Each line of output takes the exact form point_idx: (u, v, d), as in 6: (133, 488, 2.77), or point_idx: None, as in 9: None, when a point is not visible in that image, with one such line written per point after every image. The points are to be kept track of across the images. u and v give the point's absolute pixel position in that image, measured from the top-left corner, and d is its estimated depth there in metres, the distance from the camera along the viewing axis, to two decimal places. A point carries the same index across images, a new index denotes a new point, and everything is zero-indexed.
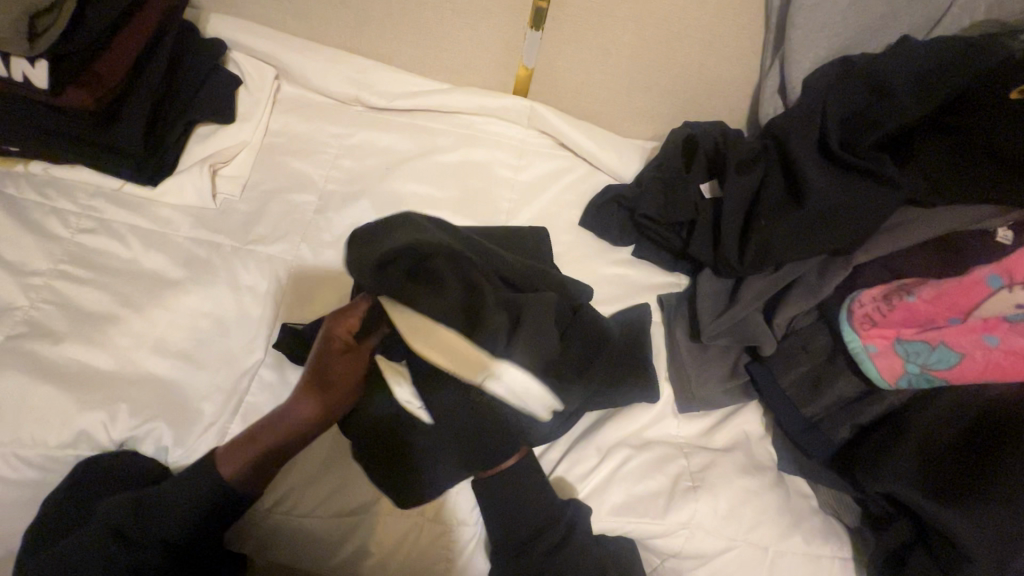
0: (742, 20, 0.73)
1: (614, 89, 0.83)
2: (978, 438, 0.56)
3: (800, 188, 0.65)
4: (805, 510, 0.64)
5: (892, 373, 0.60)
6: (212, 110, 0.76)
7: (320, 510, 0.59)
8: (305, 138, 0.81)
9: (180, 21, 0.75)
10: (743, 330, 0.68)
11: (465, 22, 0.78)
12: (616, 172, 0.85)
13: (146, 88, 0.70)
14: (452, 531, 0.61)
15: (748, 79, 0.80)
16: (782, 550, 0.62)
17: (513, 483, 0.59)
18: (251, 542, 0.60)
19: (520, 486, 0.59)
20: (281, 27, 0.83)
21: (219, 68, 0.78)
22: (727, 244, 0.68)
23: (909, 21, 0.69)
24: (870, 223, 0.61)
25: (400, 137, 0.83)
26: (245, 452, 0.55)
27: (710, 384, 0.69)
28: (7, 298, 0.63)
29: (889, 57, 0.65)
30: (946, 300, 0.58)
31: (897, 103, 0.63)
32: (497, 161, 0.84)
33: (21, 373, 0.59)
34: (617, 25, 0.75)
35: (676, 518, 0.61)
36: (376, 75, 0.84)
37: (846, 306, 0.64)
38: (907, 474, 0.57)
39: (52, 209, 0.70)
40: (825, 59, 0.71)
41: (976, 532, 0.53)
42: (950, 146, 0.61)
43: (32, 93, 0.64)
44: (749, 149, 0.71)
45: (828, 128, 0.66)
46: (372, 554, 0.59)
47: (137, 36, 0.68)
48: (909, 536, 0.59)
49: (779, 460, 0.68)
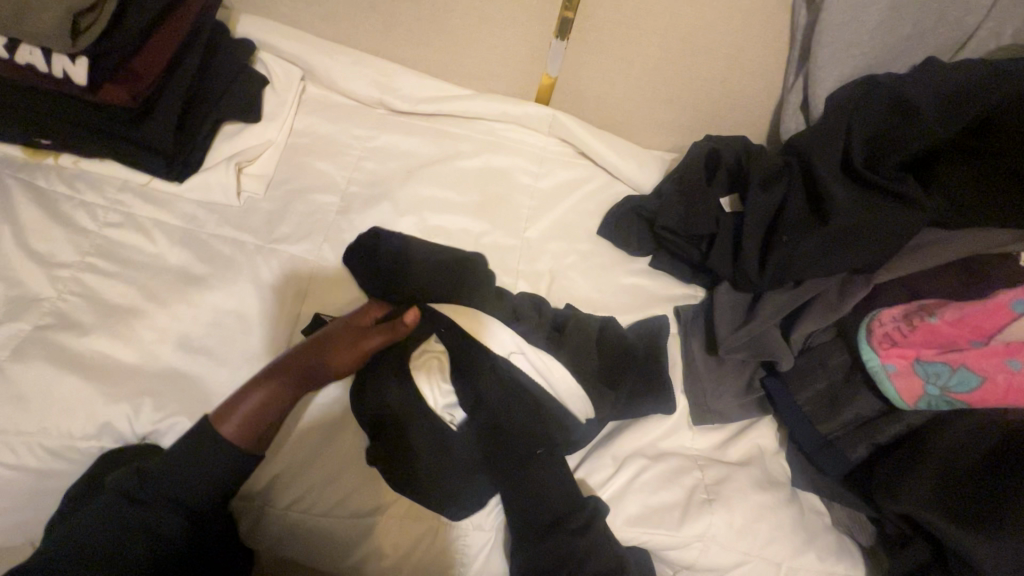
0: (767, 38, 0.74)
1: (636, 100, 0.84)
2: (997, 463, 0.56)
3: (822, 206, 0.66)
4: (819, 527, 0.64)
5: (911, 395, 0.60)
6: (239, 109, 0.77)
7: (336, 511, 0.59)
8: (329, 140, 0.82)
9: (212, 21, 0.76)
10: (762, 345, 0.68)
11: (492, 29, 0.79)
12: (636, 183, 0.85)
13: (179, 85, 0.71)
14: (466, 536, 0.60)
15: (770, 95, 0.81)
16: (796, 566, 0.62)
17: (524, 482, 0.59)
18: (268, 538, 0.61)
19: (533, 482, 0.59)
20: (308, 28, 0.85)
21: (248, 68, 0.80)
22: (746, 258, 0.68)
23: (935, 42, 0.69)
24: (891, 244, 0.62)
25: (422, 141, 0.84)
26: (244, 404, 0.56)
27: (726, 397, 0.69)
28: (35, 288, 0.64)
29: (913, 78, 0.66)
30: (969, 323, 0.58)
31: (919, 126, 0.64)
32: (517, 168, 0.84)
33: (47, 363, 0.60)
34: (642, 38, 0.76)
35: (692, 530, 0.61)
36: (400, 79, 0.85)
37: (866, 325, 0.64)
38: (924, 495, 0.57)
39: (81, 202, 0.71)
40: (849, 77, 0.71)
41: (993, 557, 0.52)
42: (977, 172, 0.61)
43: (71, 88, 0.65)
44: (770, 166, 0.72)
45: (852, 148, 0.66)
46: (385, 557, 0.59)
47: (172, 35, 0.70)
48: (923, 557, 0.58)
49: (794, 476, 0.68)
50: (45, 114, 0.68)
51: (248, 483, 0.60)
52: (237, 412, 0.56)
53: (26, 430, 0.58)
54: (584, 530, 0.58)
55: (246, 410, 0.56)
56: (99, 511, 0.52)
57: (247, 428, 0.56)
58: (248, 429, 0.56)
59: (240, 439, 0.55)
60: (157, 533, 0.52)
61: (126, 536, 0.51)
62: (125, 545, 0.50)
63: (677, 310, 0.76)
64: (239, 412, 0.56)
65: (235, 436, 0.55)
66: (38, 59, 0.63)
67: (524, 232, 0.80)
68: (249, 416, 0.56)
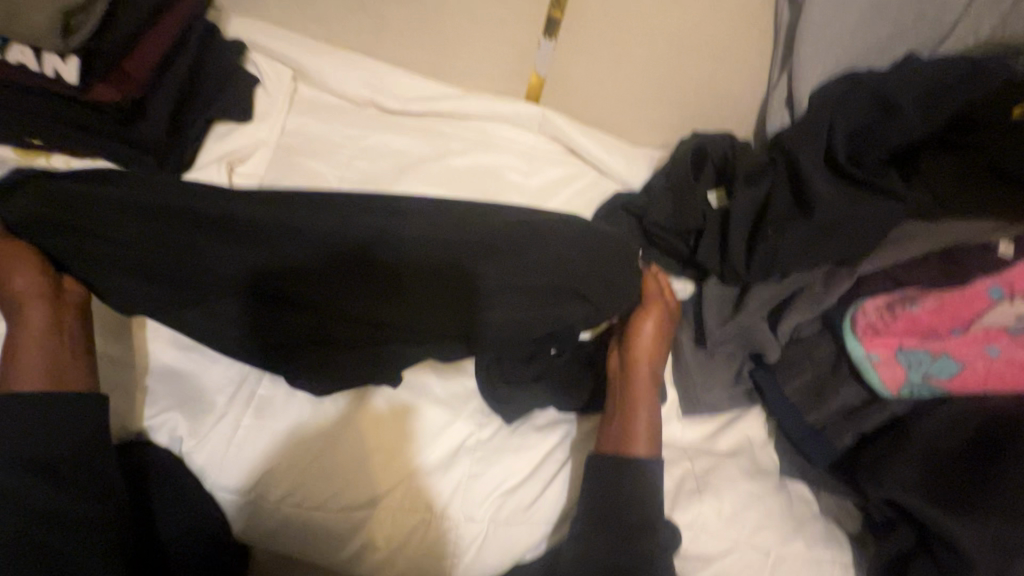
0: (751, 37, 0.75)
1: (624, 99, 0.85)
2: (980, 447, 0.57)
3: (806, 199, 0.67)
4: (807, 516, 0.65)
5: (895, 382, 0.61)
6: (230, 109, 0.78)
7: (328, 504, 0.60)
8: (320, 140, 0.82)
9: (203, 21, 0.77)
10: (749, 338, 0.68)
11: (480, 28, 0.80)
12: (625, 180, 0.86)
13: (170, 85, 0.72)
14: (458, 527, 0.60)
15: (755, 94, 0.82)
16: (785, 555, 0.62)
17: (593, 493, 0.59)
18: (258, 533, 0.61)
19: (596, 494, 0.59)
20: (298, 29, 0.85)
21: (239, 70, 0.81)
22: (733, 252, 0.69)
23: (915, 39, 0.71)
24: (874, 236, 0.63)
25: (413, 140, 0.85)
26: (26, 360, 0.55)
27: (716, 390, 0.70)
28: None
29: (895, 73, 0.67)
30: (949, 311, 0.60)
31: (902, 121, 0.65)
32: (508, 167, 0.85)
33: None
34: (628, 35, 0.77)
35: (680, 519, 0.63)
36: (391, 79, 0.86)
37: (850, 316, 0.65)
38: (908, 479, 0.58)
39: None
40: (832, 73, 0.72)
41: (977, 539, 0.53)
42: (958, 165, 0.63)
43: (63, 89, 0.66)
44: (755, 161, 0.73)
45: (836, 144, 0.68)
46: (378, 550, 0.60)
47: (164, 36, 0.70)
48: (910, 543, 0.59)
49: (781, 466, 0.68)
50: (36, 113, 0.68)
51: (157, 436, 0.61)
52: (17, 369, 0.54)
53: None
54: (641, 527, 0.57)
55: (33, 359, 0.55)
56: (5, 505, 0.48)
57: (46, 372, 0.55)
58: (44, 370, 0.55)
59: (46, 366, 0.55)
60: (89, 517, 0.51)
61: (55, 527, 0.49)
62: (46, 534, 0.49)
63: None
64: (25, 366, 0.55)
65: (42, 378, 0.54)
66: (30, 59, 0.63)
67: None
68: (40, 353, 0.55)
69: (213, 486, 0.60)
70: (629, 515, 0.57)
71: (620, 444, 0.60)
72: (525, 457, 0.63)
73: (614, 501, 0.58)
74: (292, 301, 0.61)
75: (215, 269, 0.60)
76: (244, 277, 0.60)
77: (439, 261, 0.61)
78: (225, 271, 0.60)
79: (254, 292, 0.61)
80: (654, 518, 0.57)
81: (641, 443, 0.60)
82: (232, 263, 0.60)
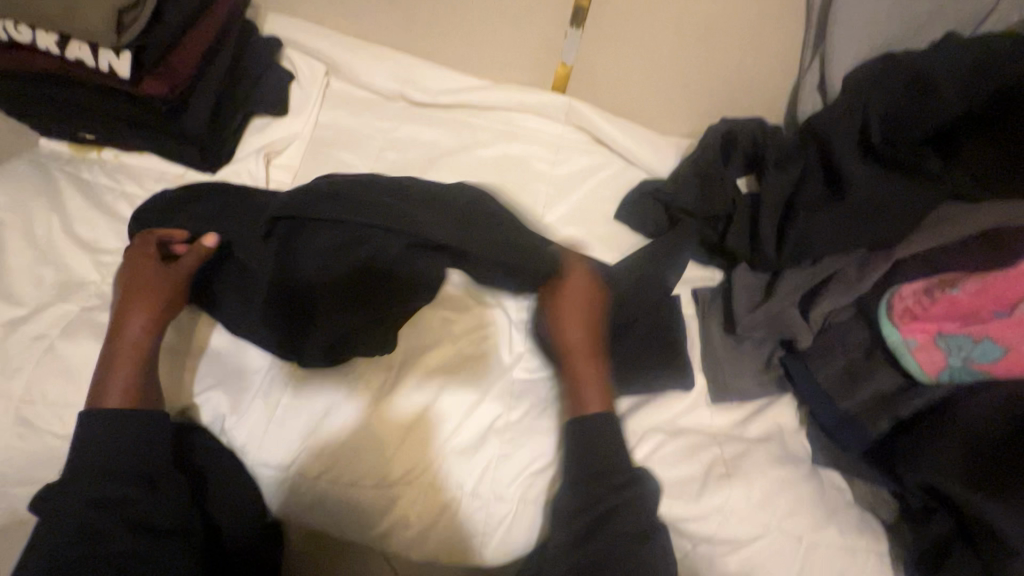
0: (781, 20, 0.74)
1: (650, 87, 0.85)
2: (1022, 433, 0.55)
3: (839, 181, 0.66)
4: (840, 503, 0.64)
5: (934, 367, 0.60)
6: (267, 103, 0.81)
7: (362, 480, 0.62)
8: (351, 131, 0.85)
9: (242, 20, 0.80)
10: (781, 323, 0.67)
11: (508, 19, 0.81)
12: (651, 168, 0.86)
13: (210, 80, 0.75)
14: (488, 506, 0.61)
15: (786, 77, 0.80)
16: (816, 542, 0.61)
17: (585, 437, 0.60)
18: (293, 508, 0.63)
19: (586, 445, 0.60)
20: (331, 26, 0.88)
21: (275, 65, 0.83)
22: (762, 237, 0.69)
23: (954, 17, 0.68)
24: (910, 218, 0.62)
25: (441, 131, 0.86)
26: (113, 385, 0.58)
27: (744, 376, 0.69)
28: (82, 273, 0.68)
29: (933, 52, 0.65)
30: (991, 293, 0.58)
31: (937, 99, 0.63)
32: (534, 156, 0.86)
33: (93, 340, 0.64)
34: (656, 22, 0.77)
35: (710, 503, 0.62)
36: (419, 72, 0.87)
37: (886, 301, 0.64)
38: (947, 464, 0.57)
39: (122, 193, 0.75)
40: (867, 55, 0.71)
41: (1021, 525, 0.52)
42: (997, 142, 0.61)
43: (117, 84, 0.69)
44: (787, 146, 0.72)
45: (871, 125, 0.66)
46: (410, 527, 0.62)
47: (205, 33, 0.73)
48: (948, 529, 0.58)
49: (813, 454, 0.67)
50: (91, 109, 0.73)
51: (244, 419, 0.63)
52: (103, 390, 0.58)
53: (74, 403, 0.61)
54: (613, 483, 0.57)
55: (116, 385, 0.58)
56: (75, 508, 0.51)
57: (130, 395, 0.58)
58: (130, 388, 0.58)
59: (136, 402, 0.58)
60: (153, 517, 0.54)
61: (121, 527, 0.52)
62: (113, 529, 0.51)
63: (696, 293, 0.76)
64: (112, 389, 0.58)
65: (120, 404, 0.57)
66: (86, 56, 0.66)
67: (543, 217, 0.82)
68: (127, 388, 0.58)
69: (254, 463, 0.63)
70: (604, 465, 0.58)
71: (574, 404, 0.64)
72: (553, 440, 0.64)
73: (595, 461, 0.59)
74: (363, 286, 0.64)
75: (301, 271, 0.65)
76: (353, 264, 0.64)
77: (507, 255, 0.65)
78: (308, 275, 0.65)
79: (347, 278, 0.64)
80: (629, 475, 0.58)
81: (590, 400, 0.63)
82: (341, 244, 0.64)
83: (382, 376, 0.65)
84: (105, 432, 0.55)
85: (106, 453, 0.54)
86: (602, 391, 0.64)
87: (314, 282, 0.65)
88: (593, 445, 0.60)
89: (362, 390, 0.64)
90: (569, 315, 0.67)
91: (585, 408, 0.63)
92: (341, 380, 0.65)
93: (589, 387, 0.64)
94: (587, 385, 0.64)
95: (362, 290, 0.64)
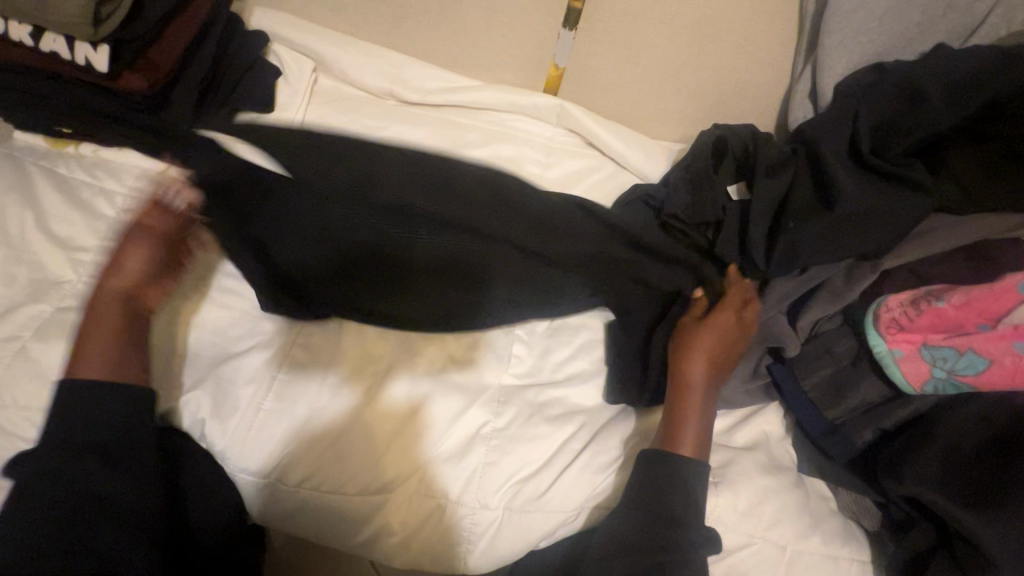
0: (773, 26, 0.74)
1: (643, 91, 0.84)
2: (1001, 444, 0.56)
3: (829, 190, 0.66)
4: (825, 512, 0.64)
5: (918, 378, 0.60)
6: (252, 100, 0.79)
7: (347, 488, 0.61)
8: (339, 130, 0.83)
9: (227, 13, 0.78)
10: (769, 331, 0.67)
11: (501, 20, 0.80)
12: (643, 173, 0.85)
13: (193, 75, 0.73)
14: (472, 515, 0.61)
15: (778, 85, 0.80)
16: (801, 551, 0.62)
17: (644, 483, 0.59)
18: (275, 513, 0.62)
19: (647, 490, 0.58)
20: (321, 21, 0.86)
21: (261, 60, 0.82)
22: (751, 244, 0.66)
23: (945, 29, 0.69)
24: (897, 228, 0.62)
25: (431, 131, 0.85)
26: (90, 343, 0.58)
27: (733, 383, 0.68)
28: (57, 272, 0.66)
29: (924, 62, 0.65)
30: (976, 306, 0.59)
31: (928, 110, 0.63)
32: (525, 158, 0.85)
33: (69, 342, 0.62)
34: (649, 26, 0.76)
35: None
36: (410, 70, 0.86)
37: (873, 310, 0.63)
38: (931, 476, 0.57)
39: (100, 188, 0.72)
40: (859, 65, 0.71)
41: (1001, 537, 0.53)
42: (979, 155, 0.63)
43: (94, 76, 0.68)
44: (778, 153, 0.72)
45: (860, 133, 0.66)
46: (394, 534, 0.61)
47: (187, 25, 0.71)
48: (930, 539, 0.58)
49: (799, 461, 0.68)
50: (69, 102, 0.70)
51: (268, 444, 0.61)
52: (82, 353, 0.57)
53: (48, 407, 0.59)
54: (675, 521, 0.57)
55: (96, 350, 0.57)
56: (73, 454, 0.52)
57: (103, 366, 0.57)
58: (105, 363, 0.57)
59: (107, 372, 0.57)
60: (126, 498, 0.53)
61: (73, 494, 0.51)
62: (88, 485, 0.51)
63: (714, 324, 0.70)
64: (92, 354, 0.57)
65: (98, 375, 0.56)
66: (61, 47, 0.65)
67: None
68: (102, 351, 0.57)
69: (236, 468, 0.62)
70: (663, 512, 0.57)
71: (665, 436, 0.62)
72: (540, 447, 0.64)
73: (653, 499, 0.58)
74: (376, 266, 0.55)
75: (284, 245, 0.55)
76: (343, 251, 0.53)
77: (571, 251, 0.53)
78: (297, 258, 0.56)
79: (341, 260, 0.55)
80: (689, 513, 0.57)
81: (691, 437, 0.61)
82: (337, 231, 0.50)
83: (366, 383, 0.64)
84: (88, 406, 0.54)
85: (115, 418, 0.55)
86: (702, 426, 0.61)
87: (301, 262, 0.57)
88: (654, 497, 0.58)
89: (348, 396, 0.63)
90: (708, 335, 0.62)
91: (678, 446, 0.61)
92: (327, 388, 0.63)
93: (691, 423, 0.61)
94: (691, 420, 0.61)
95: (372, 282, 0.57)
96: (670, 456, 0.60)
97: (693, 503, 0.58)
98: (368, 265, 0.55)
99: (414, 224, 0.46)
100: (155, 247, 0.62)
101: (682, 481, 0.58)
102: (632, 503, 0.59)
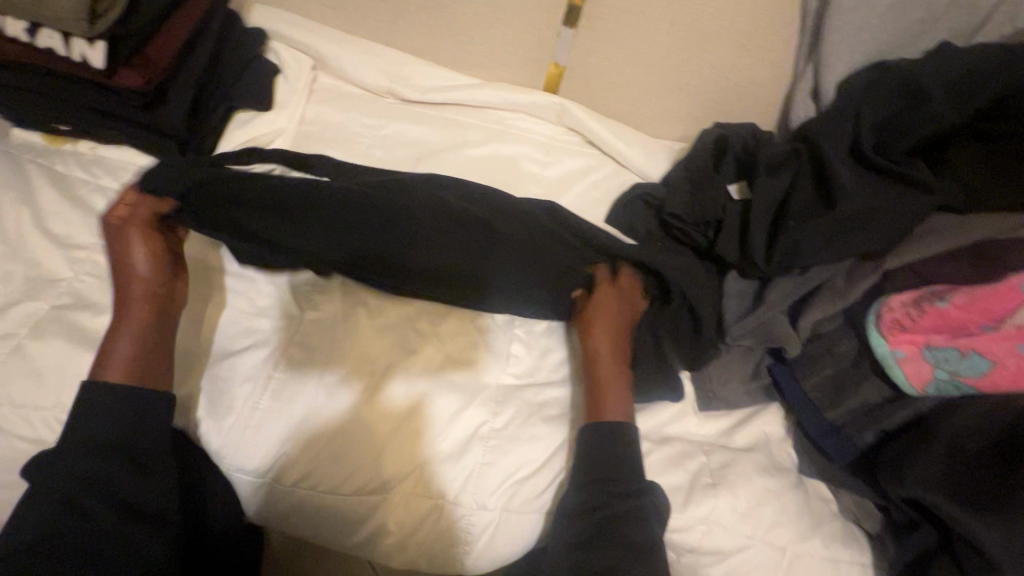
0: (776, 24, 0.73)
1: (643, 89, 0.84)
2: (1008, 448, 0.55)
3: (831, 189, 0.65)
4: (825, 514, 0.64)
5: (920, 379, 0.59)
6: (251, 97, 0.79)
7: (343, 488, 0.60)
8: (338, 128, 0.83)
9: (225, 10, 0.78)
10: (769, 331, 0.66)
11: (500, 18, 0.79)
12: (643, 172, 0.85)
13: (191, 72, 0.73)
14: (469, 516, 0.60)
15: (779, 83, 0.80)
16: (800, 553, 0.61)
17: (595, 462, 0.60)
18: (272, 513, 0.62)
19: (599, 471, 0.59)
20: (320, 19, 0.86)
21: (260, 58, 0.81)
22: (752, 244, 0.66)
23: (948, 26, 0.68)
24: (898, 228, 0.61)
25: (430, 130, 0.85)
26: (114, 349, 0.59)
27: (733, 384, 0.68)
28: (53, 269, 0.66)
29: (926, 60, 0.65)
30: (980, 306, 0.57)
31: (930, 109, 0.63)
32: (525, 156, 0.85)
33: (64, 340, 0.61)
34: (649, 24, 0.76)
35: (695, 513, 0.62)
36: (409, 68, 0.86)
37: (875, 311, 0.63)
38: (931, 478, 0.57)
39: (98, 186, 0.72)
40: (861, 63, 0.70)
41: (1003, 540, 0.52)
42: (981, 156, 0.63)
43: (91, 73, 0.67)
44: (780, 151, 0.71)
45: (862, 133, 0.66)
46: (390, 535, 0.61)
47: (185, 22, 0.71)
48: (932, 542, 0.58)
49: (800, 463, 0.68)
50: (66, 99, 0.70)
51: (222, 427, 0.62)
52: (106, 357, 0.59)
53: (43, 405, 0.59)
54: (626, 493, 0.59)
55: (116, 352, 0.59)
56: (80, 464, 0.54)
57: (126, 367, 0.58)
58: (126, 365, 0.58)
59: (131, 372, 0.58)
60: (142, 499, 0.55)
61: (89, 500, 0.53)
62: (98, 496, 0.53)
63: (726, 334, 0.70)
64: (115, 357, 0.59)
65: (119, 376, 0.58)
66: (58, 44, 0.64)
67: None
68: (126, 355, 0.59)
69: (231, 467, 0.61)
70: (616, 487, 0.59)
71: (593, 411, 0.63)
72: (539, 447, 0.63)
73: (607, 474, 0.59)
74: (383, 266, 0.66)
75: (310, 239, 0.64)
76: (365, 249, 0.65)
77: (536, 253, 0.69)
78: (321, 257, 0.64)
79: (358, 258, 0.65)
80: (633, 482, 0.59)
81: (614, 409, 0.63)
82: (368, 239, 0.65)
83: (363, 382, 0.63)
84: (106, 413, 0.56)
85: (114, 425, 0.56)
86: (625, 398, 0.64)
87: (318, 251, 0.65)
88: (607, 473, 0.59)
89: (345, 395, 0.63)
90: (599, 316, 0.67)
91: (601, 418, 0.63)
92: (324, 387, 0.63)
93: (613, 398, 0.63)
94: (613, 395, 0.64)
95: (380, 271, 0.66)
96: (597, 425, 0.62)
97: (641, 474, 0.60)
98: (377, 260, 0.65)
99: (431, 231, 0.66)
100: (150, 253, 0.64)
101: (621, 452, 0.61)
102: (584, 482, 0.60)
